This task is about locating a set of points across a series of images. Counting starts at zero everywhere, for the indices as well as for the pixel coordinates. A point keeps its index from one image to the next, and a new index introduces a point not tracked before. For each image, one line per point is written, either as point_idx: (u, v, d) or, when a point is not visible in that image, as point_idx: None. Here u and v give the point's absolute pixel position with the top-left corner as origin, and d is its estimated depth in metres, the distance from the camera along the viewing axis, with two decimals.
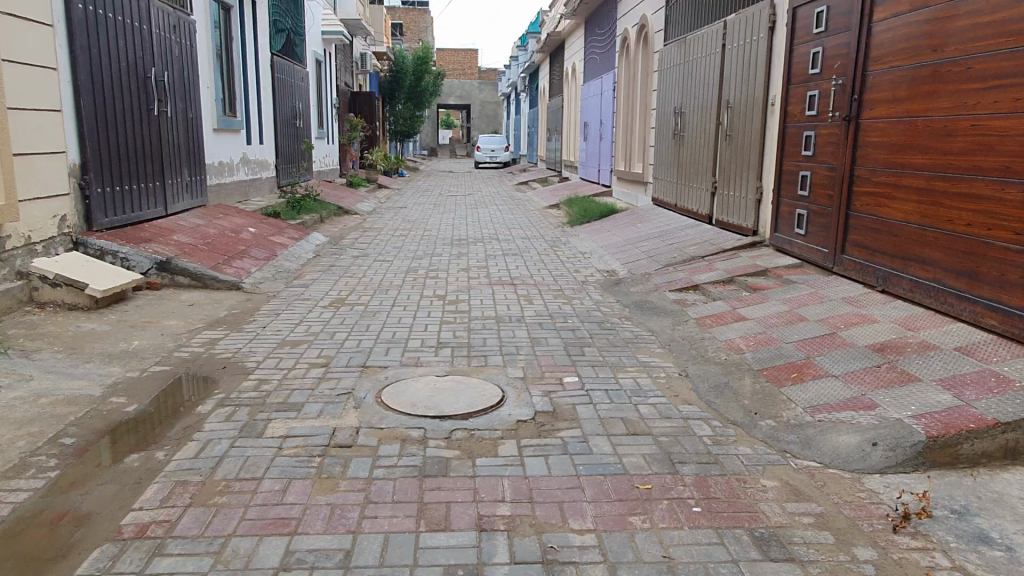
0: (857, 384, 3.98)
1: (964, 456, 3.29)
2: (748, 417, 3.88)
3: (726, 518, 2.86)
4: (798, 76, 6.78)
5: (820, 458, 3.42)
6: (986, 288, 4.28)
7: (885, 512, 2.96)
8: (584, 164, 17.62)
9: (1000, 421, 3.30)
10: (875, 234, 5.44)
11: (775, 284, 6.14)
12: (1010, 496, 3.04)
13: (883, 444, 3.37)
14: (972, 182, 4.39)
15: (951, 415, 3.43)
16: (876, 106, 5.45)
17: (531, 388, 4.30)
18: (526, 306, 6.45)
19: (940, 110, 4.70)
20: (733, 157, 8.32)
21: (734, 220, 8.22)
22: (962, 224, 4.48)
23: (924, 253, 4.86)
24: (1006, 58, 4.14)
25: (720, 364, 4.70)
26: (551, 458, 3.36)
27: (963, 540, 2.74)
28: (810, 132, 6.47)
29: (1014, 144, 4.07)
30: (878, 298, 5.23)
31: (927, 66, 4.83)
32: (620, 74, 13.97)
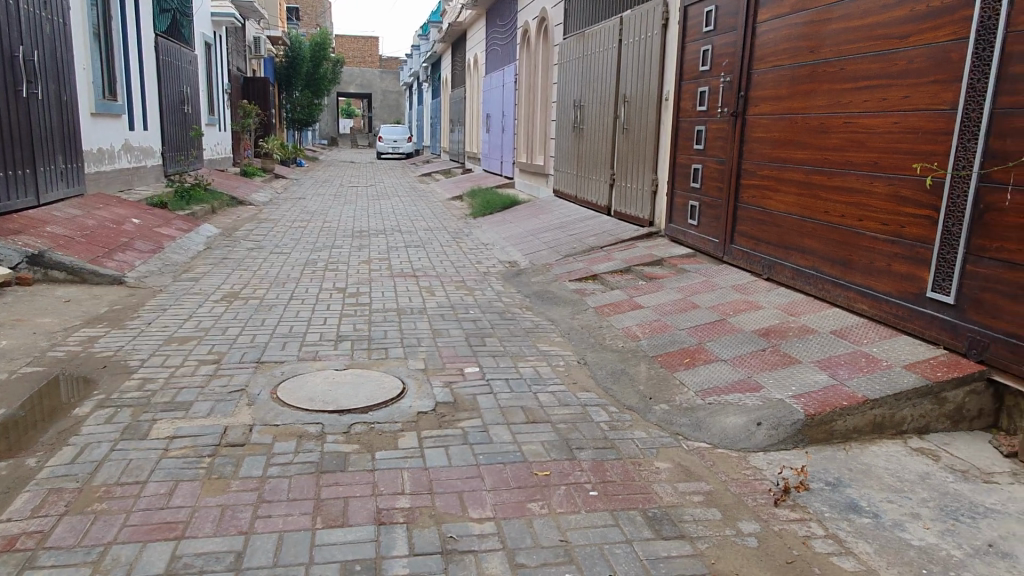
0: (744, 367, 4.18)
1: (838, 432, 3.53)
2: (643, 402, 4.01)
3: (621, 500, 2.95)
4: (690, 73, 7.03)
5: (710, 439, 3.58)
6: (858, 275, 4.59)
7: (767, 487, 3.13)
8: (487, 157, 17.66)
9: (869, 397, 3.56)
10: (760, 225, 5.73)
11: (669, 273, 6.35)
12: (877, 467, 3.29)
13: (767, 423, 3.55)
14: (845, 176, 4.69)
15: (827, 393, 3.67)
16: (760, 103, 5.73)
17: (432, 379, 4.28)
18: (428, 298, 6.41)
19: (816, 108, 4.99)
20: (630, 150, 8.55)
21: (631, 212, 8.45)
22: (836, 216, 4.79)
23: (804, 243, 5.16)
24: (874, 61, 4.44)
25: (616, 351, 4.84)
26: (452, 449, 3.36)
27: (836, 510, 2.94)
28: (701, 127, 6.73)
29: (881, 141, 4.37)
30: (763, 285, 5.52)
31: (805, 66, 5.12)
32: (521, 67, 14.06)
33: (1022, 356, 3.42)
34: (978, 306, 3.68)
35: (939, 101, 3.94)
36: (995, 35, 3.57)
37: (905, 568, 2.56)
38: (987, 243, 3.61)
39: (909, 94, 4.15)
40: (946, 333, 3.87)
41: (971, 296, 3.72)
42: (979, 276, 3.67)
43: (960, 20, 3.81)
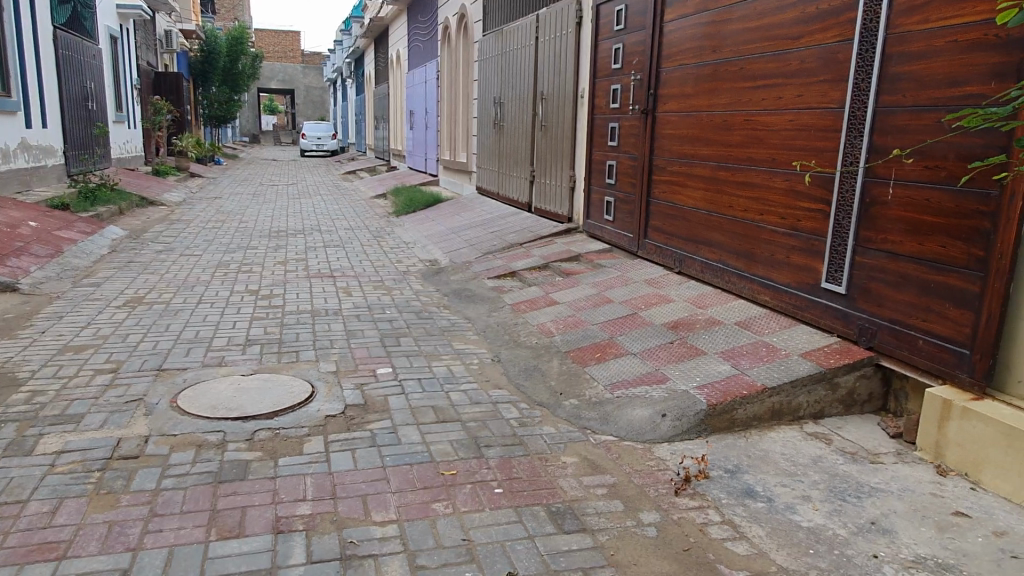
0: (652, 360, 4.28)
1: (738, 420, 3.65)
2: (554, 398, 4.06)
3: (526, 497, 2.98)
4: (603, 71, 7.13)
5: (616, 432, 3.64)
6: (761, 267, 4.75)
7: (669, 476, 3.21)
8: (412, 154, 17.51)
9: (767, 386, 3.69)
10: (670, 220, 5.86)
11: (586, 269, 6.44)
12: (774, 453, 3.42)
13: (671, 415, 3.64)
14: (746, 172, 4.85)
15: (729, 383, 3.79)
16: (668, 101, 5.86)
17: (343, 382, 4.22)
18: (344, 298, 6.32)
19: (719, 105, 5.14)
20: (548, 147, 8.62)
21: (551, 208, 8.52)
22: (740, 210, 4.94)
23: (711, 237, 5.30)
24: (771, 60, 4.61)
25: (530, 348, 4.88)
26: (358, 452, 3.32)
27: (733, 496, 3.05)
28: (614, 124, 6.85)
29: (778, 138, 4.53)
30: (674, 279, 5.65)
31: (709, 65, 5.27)
32: (442, 63, 14.00)
33: (906, 341, 3.60)
34: (867, 295, 3.86)
35: (829, 100, 4.11)
36: (876, 36, 3.75)
37: (793, 549, 2.67)
38: (873, 234, 3.80)
39: (801, 92, 4.32)
40: (839, 321, 4.05)
41: (861, 285, 3.90)
42: (868, 266, 3.85)
43: (845, 22, 4.00)
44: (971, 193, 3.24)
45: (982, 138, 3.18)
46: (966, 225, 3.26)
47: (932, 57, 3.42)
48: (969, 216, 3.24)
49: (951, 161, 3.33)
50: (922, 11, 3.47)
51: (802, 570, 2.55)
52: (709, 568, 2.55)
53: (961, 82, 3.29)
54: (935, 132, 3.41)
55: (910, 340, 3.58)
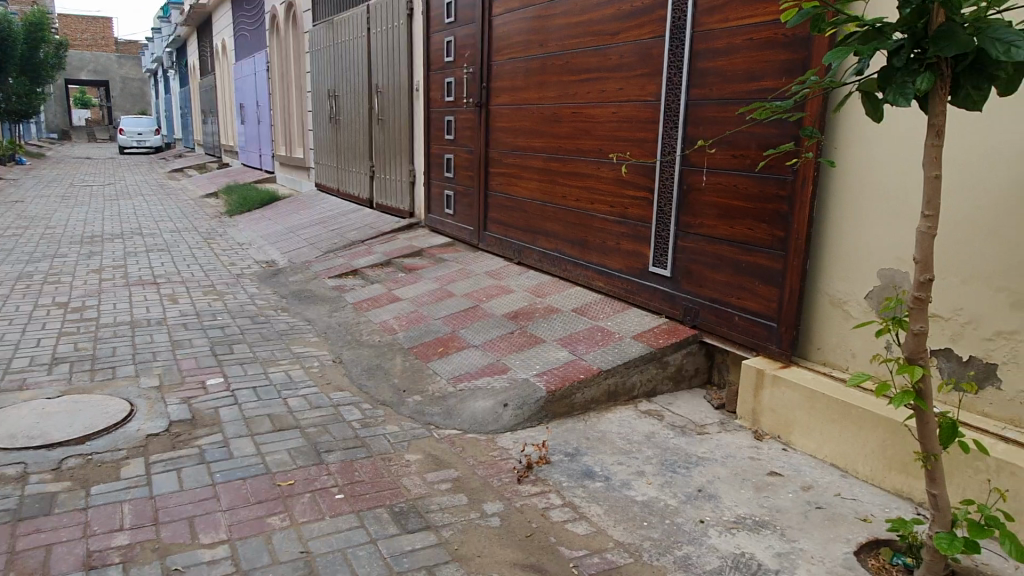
0: (493, 351, 4.32)
1: (577, 404, 3.77)
2: (397, 396, 4.00)
3: (368, 500, 2.91)
4: (436, 64, 7.10)
5: (460, 425, 3.64)
6: (594, 254, 4.93)
7: (512, 465, 3.26)
8: (245, 150, 16.62)
9: (602, 368, 3.83)
10: (508, 212, 5.95)
11: (428, 263, 6.39)
12: (611, 434, 3.56)
13: (513, 404, 3.69)
14: (576, 162, 5.02)
15: (567, 368, 3.90)
16: (500, 94, 5.94)
17: (167, 397, 3.91)
18: (170, 306, 5.87)
19: (548, 98, 5.28)
20: (386, 141, 8.49)
21: (392, 203, 8.40)
22: (572, 199, 5.10)
23: (547, 227, 5.44)
24: (593, 55, 4.79)
25: (372, 346, 4.77)
26: (185, 471, 3.09)
27: (572, 478, 3.14)
28: (450, 117, 6.85)
29: (603, 129, 4.73)
30: (514, 269, 5.74)
31: (536, 59, 5.39)
32: (272, 54, 13.37)
33: (724, 318, 3.88)
34: (688, 276, 4.12)
35: (647, 93, 4.33)
36: (685, 33, 3.99)
37: (629, 524, 2.80)
38: (692, 219, 4.05)
39: (622, 85, 4.53)
40: (666, 302, 4.29)
41: (683, 268, 4.15)
42: (688, 250, 4.10)
43: (656, 19, 4.22)
44: (771, 179, 3.53)
45: (777, 129, 3.47)
46: (769, 208, 3.55)
47: (733, 53, 3.69)
48: (770, 200, 3.53)
49: (753, 149, 3.61)
50: (723, 10, 3.74)
51: (637, 542, 2.67)
52: (550, 551, 2.61)
53: (758, 77, 3.56)
54: (738, 123, 3.69)
55: (727, 316, 3.85)
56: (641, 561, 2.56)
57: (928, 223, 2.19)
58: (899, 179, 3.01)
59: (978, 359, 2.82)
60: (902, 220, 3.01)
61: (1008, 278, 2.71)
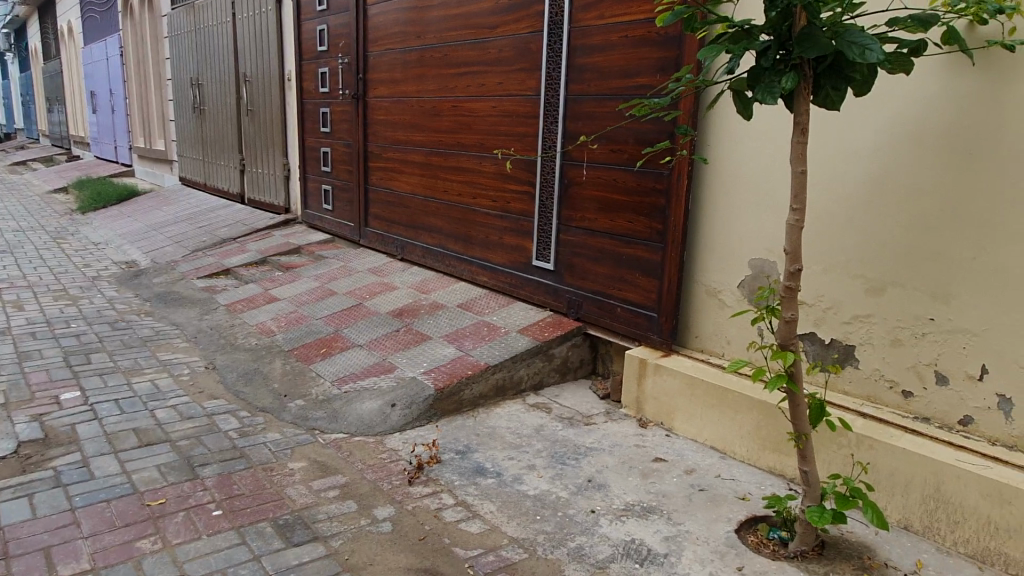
0: (378, 351, 4.20)
1: (466, 401, 3.73)
2: (277, 402, 3.81)
3: (250, 514, 2.75)
4: (308, 54, 6.83)
5: (346, 429, 3.52)
6: (477, 249, 4.91)
7: (402, 467, 3.18)
8: (98, 141, 15.37)
9: (490, 363, 3.82)
10: (389, 207, 5.82)
11: (307, 261, 6.15)
12: (500, 429, 3.56)
13: (400, 404, 3.60)
14: (458, 157, 4.98)
15: (454, 365, 3.85)
16: (378, 86, 5.79)
17: (14, 415, 3.53)
18: (14, 314, 5.32)
19: (428, 91, 5.20)
20: (256, 133, 8.10)
21: (265, 199, 8.03)
22: (454, 194, 5.06)
23: (430, 222, 5.36)
24: (472, 48, 4.76)
25: (249, 350, 4.53)
26: (38, 497, 2.80)
27: (464, 476, 3.11)
28: (325, 109, 6.62)
29: (484, 123, 4.71)
30: (397, 266, 5.63)
31: (414, 51, 5.30)
32: (126, 38, 12.43)
33: (607, 310, 3.96)
34: (571, 270, 4.18)
35: (526, 87, 4.35)
36: (562, 29, 4.03)
37: (522, 519, 2.80)
38: (573, 213, 4.11)
39: (502, 80, 4.53)
40: (550, 296, 4.34)
41: (566, 261, 4.21)
42: (571, 243, 4.16)
43: (534, 14, 4.24)
44: (649, 173, 3.63)
45: (653, 124, 3.57)
46: (647, 202, 3.65)
47: (609, 50, 3.77)
48: (648, 193, 3.64)
49: (631, 145, 3.70)
50: (598, 8, 3.80)
51: (531, 537, 2.68)
52: (444, 552, 2.57)
53: (633, 74, 3.65)
54: (616, 119, 3.77)
55: (610, 308, 3.94)
56: (536, 556, 2.56)
57: (797, 216, 2.31)
58: (767, 173, 3.18)
59: (838, 342, 3.03)
60: (770, 212, 3.18)
61: (864, 265, 2.91)
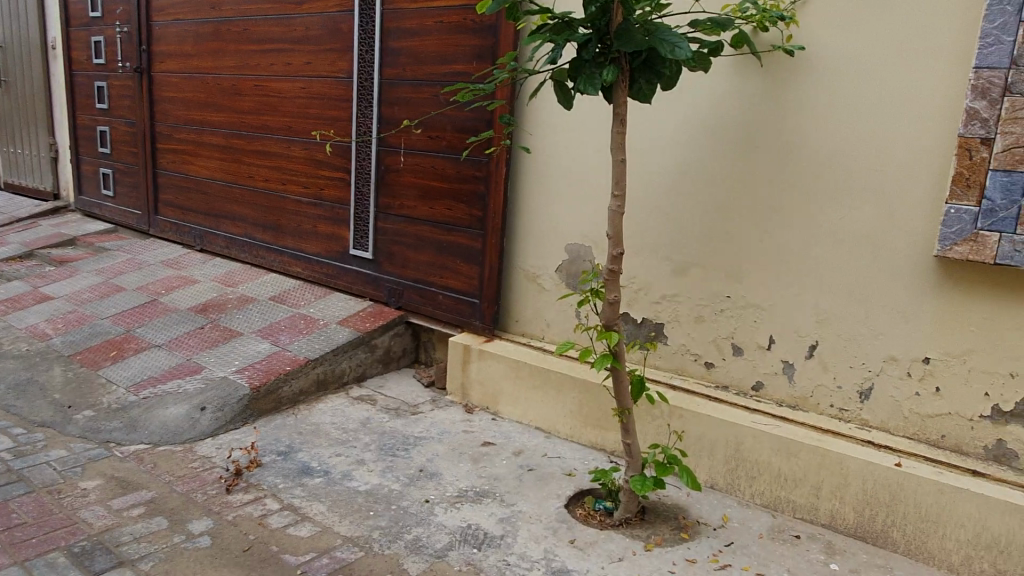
0: (181, 350, 3.84)
1: (284, 398, 3.53)
2: (60, 414, 3.36)
3: (36, 545, 2.40)
4: (77, 19, 6.05)
5: (149, 438, 3.18)
6: (288, 238, 4.65)
7: (217, 475, 2.94)
8: None
9: (310, 358, 3.64)
10: (184, 193, 5.33)
11: (85, 254, 5.47)
12: (324, 425, 3.41)
13: (211, 406, 3.33)
14: (263, 140, 4.67)
15: (270, 362, 3.62)
16: (165, 60, 5.27)
17: None
18: None
19: (226, 68, 4.82)
20: (13, 107, 7.03)
21: (27, 183, 7.01)
22: (260, 180, 4.74)
23: (232, 210, 4.99)
24: (275, 24, 4.48)
25: (19, 357, 3.94)
26: None
27: (288, 478, 2.94)
28: (100, 83, 5.90)
29: (292, 106, 4.46)
30: (195, 257, 5.18)
31: (209, 24, 4.88)
32: None
33: (428, 298, 3.92)
34: (391, 259, 4.10)
35: (337, 69, 4.18)
36: (374, 11, 3.92)
37: (355, 516, 2.70)
38: (391, 201, 4.02)
39: (310, 60, 4.31)
40: (369, 286, 4.22)
41: (385, 250, 4.11)
42: (389, 231, 4.07)
43: None
44: (468, 161, 3.65)
45: (471, 112, 3.59)
46: (467, 189, 3.67)
47: (424, 34, 3.72)
48: (468, 180, 3.65)
49: (449, 132, 3.69)
50: None
51: (365, 534, 2.59)
52: (273, 562, 2.41)
53: (449, 60, 3.64)
54: (434, 105, 3.74)
55: (432, 296, 3.91)
56: (372, 553, 2.49)
57: (618, 202, 2.44)
58: (582, 161, 3.32)
59: (649, 320, 3.25)
60: (586, 198, 3.33)
61: (669, 248, 3.14)
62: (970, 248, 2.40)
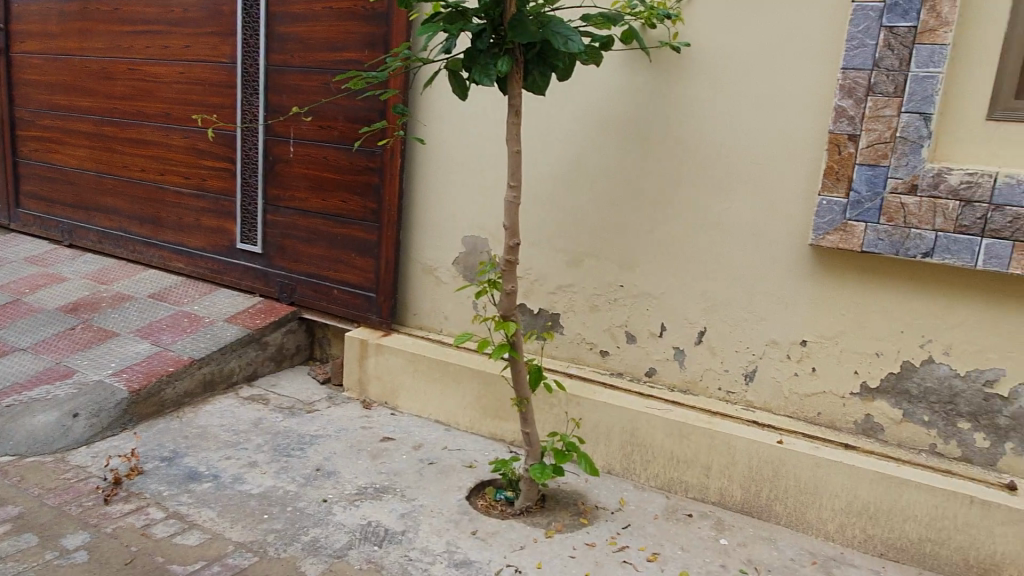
0: (49, 354, 3.56)
1: (168, 401, 3.34)
2: None
3: None
4: None
5: (13, 450, 2.93)
6: (168, 232, 4.40)
7: (94, 485, 2.74)
8: None
9: (195, 358, 3.46)
10: (49, 184, 4.94)
11: None
12: (212, 427, 3.25)
13: (85, 413, 3.10)
14: (138, 128, 4.39)
15: (150, 363, 3.41)
16: (25, 39, 4.85)
17: None
18: None
19: (95, 50, 4.49)
20: None
21: None
22: (136, 170, 4.45)
23: (105, 202, 4.66)
24: (150, 5, 4.21)
25: None
26: None
27: (174, 485, 2.78)
28: None
29: (171, 92, 4.21)
30: (64, 254, 4.80)
31: (74, 2, 4.53)
32: None
33: (322, 293, 3.81)
34: (281, 253, 3.95)
35: (220, 54, 3.98)
36: None
37: (248, 521, 2.59)
38: (281, 192, 3.88)
39: (189, 43, 4.08)
40: (259, 281, 4.06)
41: (275, 243, 3.96)
42: (279, 224, 3.92)
43: None
44: (361, 152, 3.56)
45: (363, 102, 3.51)
46: (360, 180, 3.58)
47: (313, 20, 3.60)
48: (361, 172, 3.57)
49: (341, 122, 3.59)
50: None
51: (259, 538, 2.49)
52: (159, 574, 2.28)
53: (340, 48, 3.54)
54: (325, 94, 3.63)
55: (326, 290, 3.80)
56: (266, 557, 2.39)
57: (514, 193, 2.45)
58: (478, 152, 3.31)
59: (546, 311, 3.29)
60: (482, 190, 3.32)
61: (564, 239, 3.19)
62: (840, 237, 2.57)
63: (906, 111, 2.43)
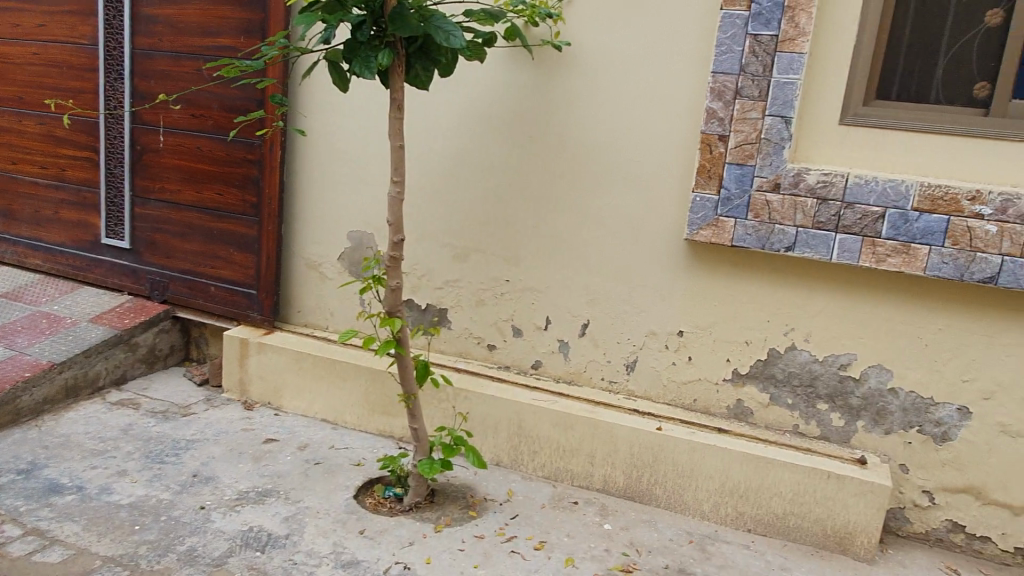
0: None
1: (24, 409, 3.10)
2: None
3: None
4: None
5: None
6: (23, 226, 4.06)
7: None
8: None
9: (55, 361, 3.22)
10: None
11: None
12: (76, 435, 3.04)
13: None
14: None
15: (3, 368, 3.15)
16: None
17: None
18: None
19: None
20: None
21: None
22: None
23: None
24: None
25: None
26: None
27: (33, 499, 2.59)
28: None
29: (23, 74, 3.89)
30: None
31: None
32: None
33: (198, 290, 3.64)
34: (152, 248, 3.73)
35: (79, 35, 3.70)
36: None
37: (117, 533, 2.45)
38: (150, 184, 3.66)
39: (44, 22, 3.78)
40: (127, 278, 3.82)
41: (144, 238, 3.74)
42: (149, 217, 3.70)
43: None
44: (238, 143, 3.42)
45: (240, 91, 3.37)
46: (237, 173, 3.43)
47: (183, 3, 3.42)
48: (238, 164, 3.42)
49: (215, 111, 3.43)
50: None
51: (130, 551, 2.36)
52: None
53: (213, 33, 3.37)
54: (197, 81, 3.45)
55: (202, 287, 3.62)
56: (138, 571, 2.27)
57: (397, 188, 2.43)
58: (362, 145, 3.25)
59: (434, 306, 3.29)
60: (367, 185, 3.27)
61: (451, 234, 3.19)
62: (712, 232, 2.71)
63: (769, 114, 2.59)
